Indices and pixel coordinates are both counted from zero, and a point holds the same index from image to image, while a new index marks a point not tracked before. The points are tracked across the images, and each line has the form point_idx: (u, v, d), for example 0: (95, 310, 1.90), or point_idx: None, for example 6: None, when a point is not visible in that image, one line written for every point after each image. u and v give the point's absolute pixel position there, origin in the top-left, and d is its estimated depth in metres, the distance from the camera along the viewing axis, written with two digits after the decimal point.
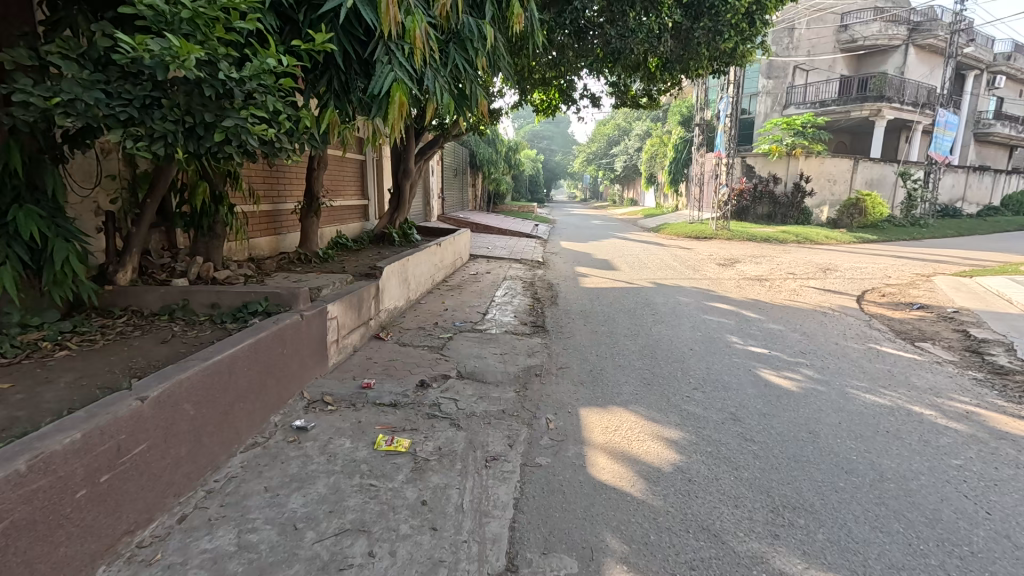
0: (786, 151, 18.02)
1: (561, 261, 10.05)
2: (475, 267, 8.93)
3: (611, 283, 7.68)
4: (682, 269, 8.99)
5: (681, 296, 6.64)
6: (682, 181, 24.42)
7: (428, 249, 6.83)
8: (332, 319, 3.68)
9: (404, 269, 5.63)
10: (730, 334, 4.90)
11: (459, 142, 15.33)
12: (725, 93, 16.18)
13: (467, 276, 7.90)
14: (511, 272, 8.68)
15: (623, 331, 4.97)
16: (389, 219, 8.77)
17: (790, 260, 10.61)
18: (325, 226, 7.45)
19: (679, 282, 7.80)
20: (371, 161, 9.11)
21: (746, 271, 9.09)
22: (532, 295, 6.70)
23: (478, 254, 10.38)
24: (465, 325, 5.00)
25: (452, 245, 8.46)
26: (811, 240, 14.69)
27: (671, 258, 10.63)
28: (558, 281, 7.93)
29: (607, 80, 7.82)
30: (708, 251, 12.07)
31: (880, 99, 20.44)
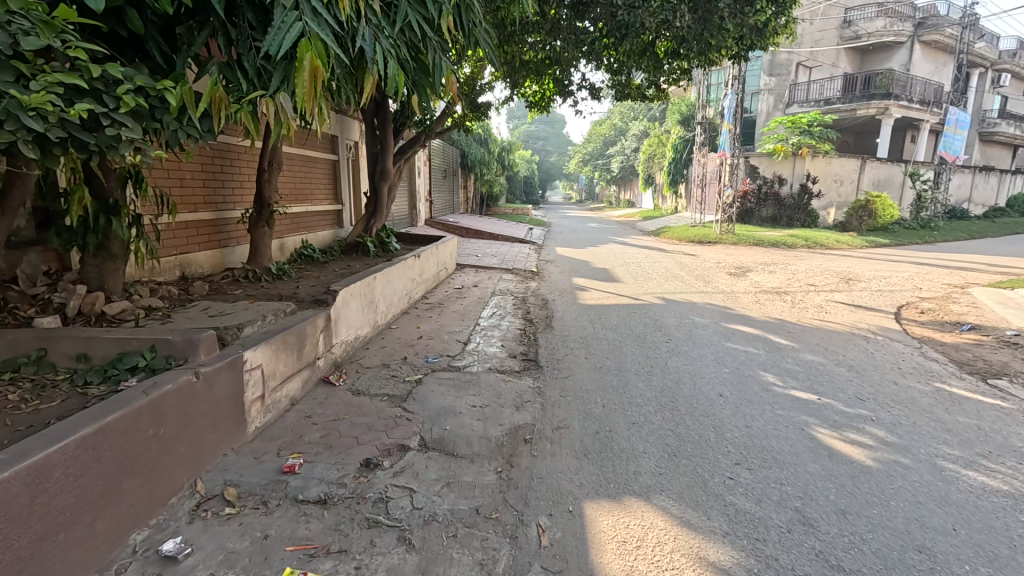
0: (793, 151, 17.21)
1: (556, 271, 9.15)
2: (461, 280, 8.02)
3: (613, 298, 6.79)
4: (691, 280, 8.11)
5: (695, 316, 5.75)
6: (681, 181, 23.60)
7: (404, 262, 5.92)
8: (252, 369, 2.76)
9: (371, 290, 4.73)
10: (764, 370, 4.01)
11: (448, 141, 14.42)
12: (729, 89, 15.34)
13: (451, 291, 6.99)
14: (500, 285, 7.77)
15: (633, 367, 4.07)
16: (364, 226, 7.87)
17: (805, 268, 9.76)
18: (289, 235, 6.55)
19: (691, 296, 6.91)
20: (344, 162, 8.23)
21: (761, 282, 8.22)
22: (523, 316, 5.79)
23: (465, 263, 9.46)
24: (440, 361, 4.10)
25: (435, 256, 7.55)
26: (821, 245, 13.84)
27: (677, 267, 9.76)
28: (554, 296, 7.03)
29: (608, 69, 6.97)
30: (716, 258, 11.21)
31: (888, 96, 19.65)
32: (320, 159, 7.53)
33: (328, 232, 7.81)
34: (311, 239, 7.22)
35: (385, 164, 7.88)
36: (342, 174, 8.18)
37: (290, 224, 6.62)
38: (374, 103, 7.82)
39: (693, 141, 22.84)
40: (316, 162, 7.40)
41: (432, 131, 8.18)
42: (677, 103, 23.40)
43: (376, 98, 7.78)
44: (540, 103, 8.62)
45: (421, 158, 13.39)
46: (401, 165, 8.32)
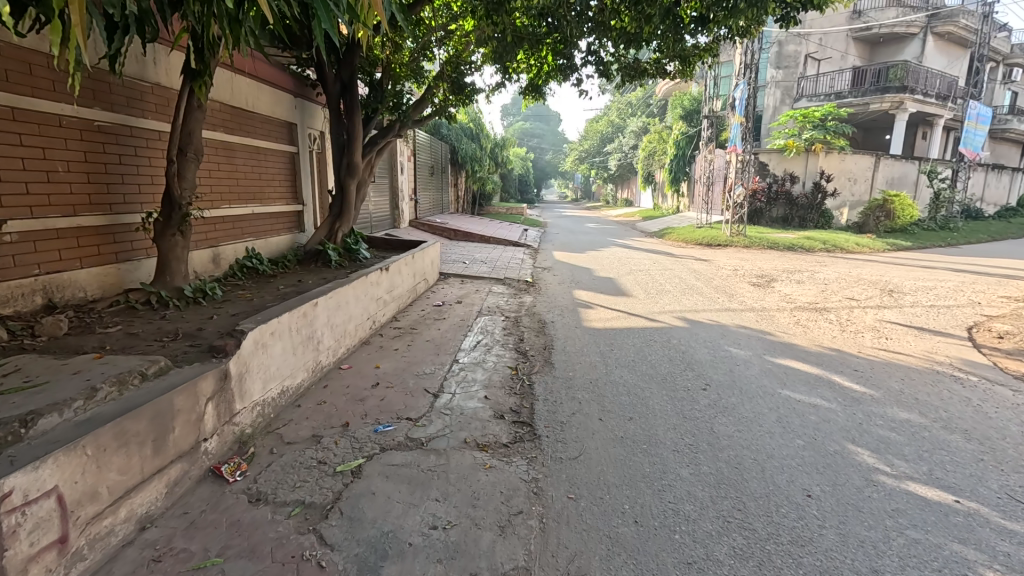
0: (806, 146, 16.07)
1: (555, 281, 7.99)
2: (443, 294, 6.85)
3: (624, 318, 5.62)
4: (712, 294, 6.97)
5: (731, 347, 4.57)
6: (683, 179, 22.54)
7: (366, 278, 4.72)
8: (27, 506, 1.55)
9: (309, 321, 3.52)
10: (852, 443, 2.84)
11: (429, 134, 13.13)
12: (739, 79, 14.13)
13: (429, 311, 5.82)
14: (489, 300, 6.59)
15: (669, 437, 2.89)
16: (328, 230, 6.65)
17: (835, 277, 8.64)
18: (226, 243, 5.32)
19: (717, 316, 5.79)
20: (306, 155, 7.02)
21: (792, 296, 7.06)
22: (515, 346, 4.61)
23: (451, 271, 8.29)
24: (396, 429, 2.90)
25: (411, 267, 6.36)
26: (840, 248, 12.78)
27: (692, 276, 8.60)
28: (552, 315, 5.84)
29: (617, 41, 5.83)
30: (731, 265, 10.07)
31: (903, 90, 18.61)
32: (274, 151, 6.32)
33: (284, 237, 6.59)
34: (260, 246, 6.00)
35: (353, 157, 6.69)
36: (303, 169, 6.96)
37: (228, 230, 5.39)
38: (339, 85, 6.64)
39: (696, 137, 21.69)
40: (268, 155, 6.19)
41: (410, 117, 6.94)
42: (679, 97, 22.21)
43: (341, 78, 6.60)
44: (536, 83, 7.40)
45: (403, 154, 12.21)
46: (373, 160, 7.14)
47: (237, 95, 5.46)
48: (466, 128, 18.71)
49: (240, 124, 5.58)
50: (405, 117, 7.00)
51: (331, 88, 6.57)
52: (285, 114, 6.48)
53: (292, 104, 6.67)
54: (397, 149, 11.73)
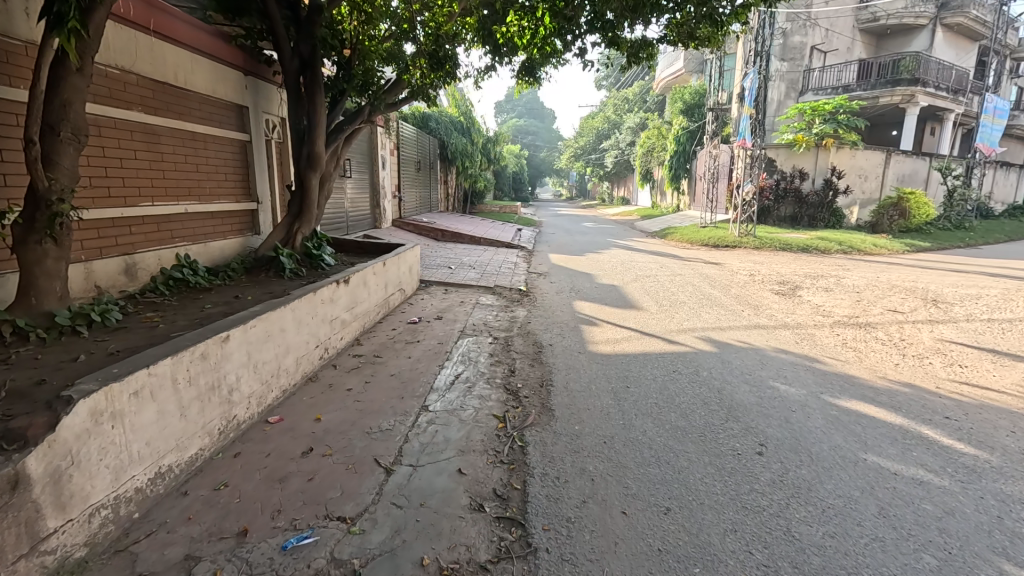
0: (815, 141, 15.15)
1: (553, 290, 7.02)
2: (421, 307, 5.87)
3: (635, 340, 4.63)
4: (734, 306, 6.03)
5: (776, 383, 3.60)
6: (683, 177, 21.63)
7: (316, 294, 3.71)
8: None
9: (215, 366, 2.52)
10: (1006, 561, 1.88)
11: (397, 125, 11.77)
12: (749, 68, 13.04)
13: (400, 331, 4.83)
14: (475, 314, 5.59)
15: (729, 552, 1.91)
16: (285, 232, 5.66)
17: (865, 284, 7.73)
18: (145, 249, 4.31)
19: (745, 336, 4.84)
20: (260, 143, 5.99)
21: (825, 308, 6.12)
22: (503, 383, 3.61)
23: (434, 278, 7.29)
24: (317, 543, 1.91)
25: (383, 276, 5.37)
26: (857, 249, 11.90)
27: (705, 283, 7.64)
28: (550, 334, 4.84)
29: (628, 10, 4.92)
30: (745, 270, 9.13)
31: (915, 83, 17.87)
32: (217, 138, 5.29)
33: (232, 240, 5.57)
34: (198, 252, 4.98)
35: (315, 146, 5.67)
36: (256, 160, 5.94)
37: (150, 233, 4.38)
38: (298, 61, 5.62)
39: (698, 133, 20.75)
40: (209, 141, 5.16)
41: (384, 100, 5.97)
42: (678, 91, 21.44)
43: (301, 53, 5.59)
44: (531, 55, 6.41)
45: (385, 147, 11.18)
46: (341, 150, 6.12)
47: (159, 64, 4.40)
48: (456, 121, 17.66)
49: (166, 102, 4.55)
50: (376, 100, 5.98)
51: (289, 64, 5.54)
52: (231, 94, 5.45)
53: (241, 83, 5.63)
54: (377, 141, 10.69)
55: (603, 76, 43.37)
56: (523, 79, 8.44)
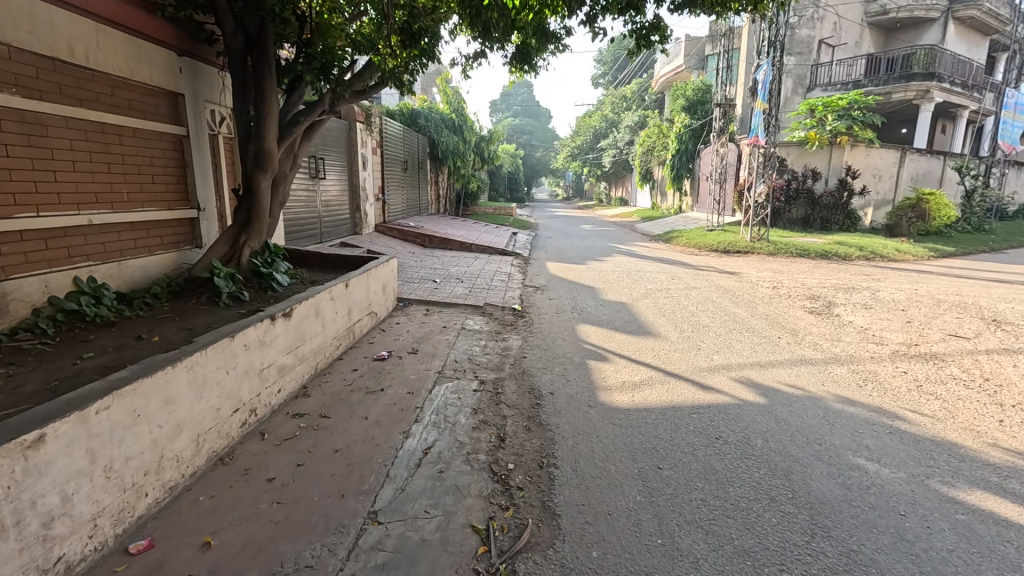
0: (829, 139, 14.28)
1: (552, 308, 6.06)
2: (395, 334, 4.91)
3: (659, 385, 3.66)
4: (769, 331, 5.08)
5: (860, 460, 2.65)
6: (686, 177, 20.75)
7: (232, 339, 2.72)
8: None
9: (7, 493, 1.53)
10: None
11: (380, 122, 10.79)
12: (761, 59, 12.09)
13: (363, 373, 3.85)
14: (459, 344, 4.62)
15: None
16: (229, 246, 4.66)
17: (907, 298, 6.80)
18: (23, 274, 3.32)
19: (793, 376, 3.90)
20: (200, 138, 4.99)
21: (874, 333, 5.18)
22: (488, 463, 2.63)
23: (414, 295, 6.31)
24: None
25: (346, 299, 4.39)
26: (881, 255, 11.00)
27: (725, 298, 6.71)
28: (550, 376, 3.86)
29: None
30: (765, 281, 8.21)
31: (930, 77, 17.11)
32: (139, 129, 4.28)
33: (163, 256, 4.57)
34: (111, 273, 3.99)
35: (265, 142, 4.66)
36: (195, 158, 4.94)
37: (33, 252, 3.40)
38: (243, 37, 4.61)
39: (701, 131, 19.85)
40: (126, 134, 4.16)
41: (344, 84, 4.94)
42: (680, 87, 20.51)
43: (247, 29, 4.59)
44: (527, 29, 5.58)
45: (366, 146, 10.17)
46: (299, 147, 5.11)
47: (41, 31, 3.40)
48: (447, 119, 16.70)
49: (60, 83, 3.56)
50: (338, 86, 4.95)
51: (231, 42, 4.55)
52: (158, 77, 4.44)
53: (173, 64, 4.62)
54: (357, 139, 9.68)
55: (600, 74, 42.51)
56: (516, 65, 7.50)
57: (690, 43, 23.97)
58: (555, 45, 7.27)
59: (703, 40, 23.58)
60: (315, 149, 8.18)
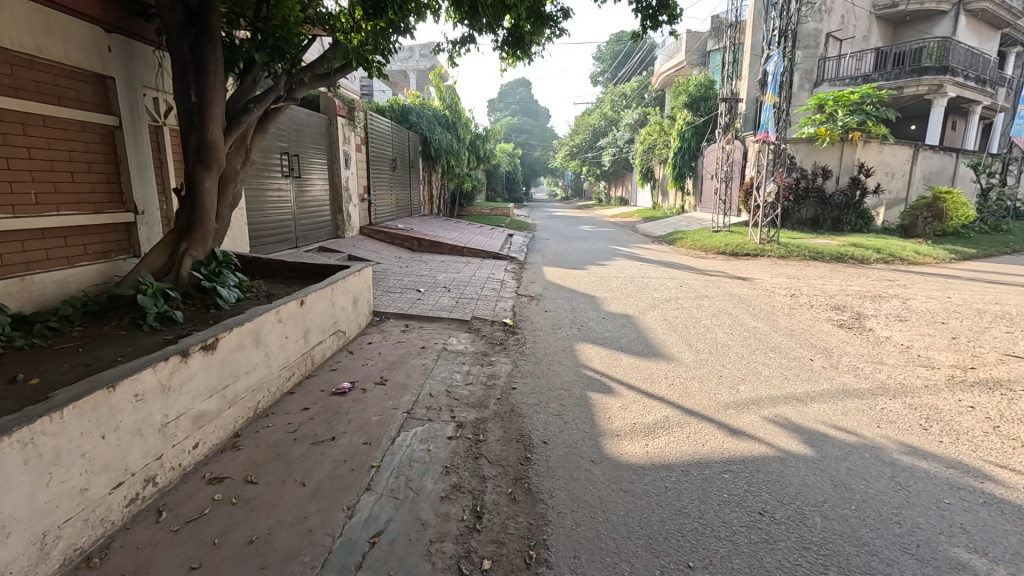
0: (840, 134, 13.68)
1: (548, 323, 5.34)
2: (364, 357, 4.22)
3: (677, 430, 2.96)
4: (798, 352, 4.38)
5: (961, 554, 1.95)
6: (688, 175, 20.08)
7: (113, 390, 2.01)
8: None
9: None
10: None
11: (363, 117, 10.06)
12: (771, 50, 11.35)
13: (314, 413, 3.15)
14: (437, 371, 3.92)
15: None
16: (168, 257, 3.96)
17: (945, 309, 6.11)
18: None
19: (839, 414, 3.19)
20: (137, 130, 4.29)
21: (920, 353, 4.49)
22: (455, 561, 1.94)
23: (392, 307, 5.60)
24: None
25: (303, 320, 3.70)
26: (900, 258, 10.33)
27: (741, 309, 6.01)
28: (544, 416, 3.15)
29: None
30: (782, 288, 7.53)
31: (944, 71, 16.46)
32: (51, 117, 3.56)
33: (86, 268, 3.86)
34: (11, 290, 3.29)
35: (208, 134, 3.94)
36: (132, 154, 4.24)
37: None
38: (183, 10, 3.92)
39: (705, 128, 19.18)
40: (32, 123, 3.45)
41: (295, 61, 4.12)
42: (682, 84, 19.85)
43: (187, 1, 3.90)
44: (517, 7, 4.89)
45: (349, 142, 9.45)
46: (253, 140, 4.40)
47: None
48: (440, 115, 16.01)
49: None
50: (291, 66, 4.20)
51: (168, 15, 3.86)
52: (78, 55, 3.72)
53: (99, 42, 3.91)
54: (338, 135, 8.95)
55: (600, 71, 41.81)
56: (508, 52, 6.79)
57: (692, 39, 23.29)
58: (551, 29, 6.56)
59: (705, 35, 22.89)
60: (291, 145, 7.45)
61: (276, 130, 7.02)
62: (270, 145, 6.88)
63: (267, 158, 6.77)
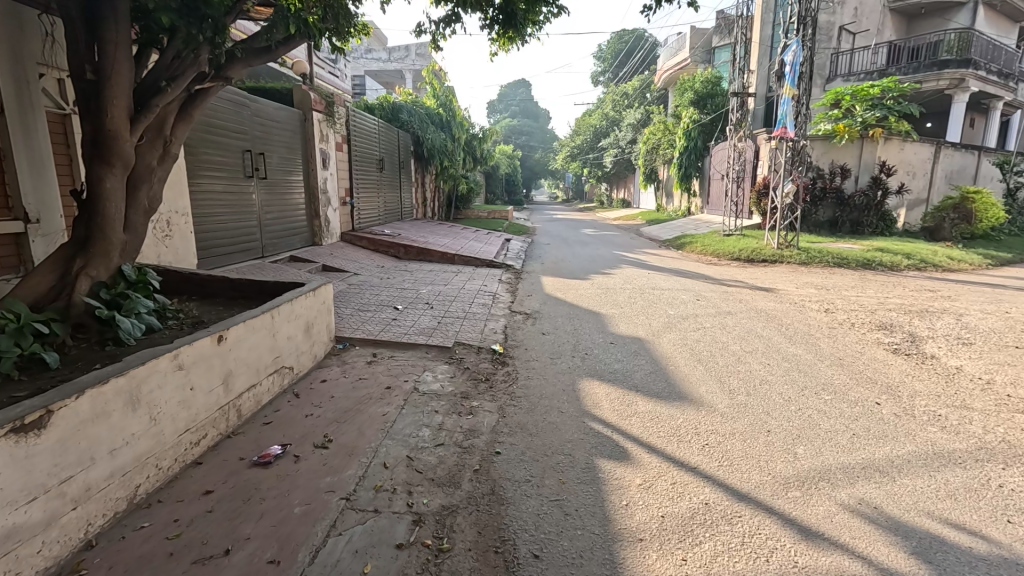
0: (860, 131, 12.85)
1: (545, 349, 4.46)
2: (312, 402, 3.34)
3: (725, 532, 2.07)
4: (858, 393, 3.49)
5: None
6: (694, 176, 19.24)
7: None
8: None
9: None
10: None
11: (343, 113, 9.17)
12: (788, 39, 10.46)
13: (216, 501, 2.26)
14: (400, 425, 3.03)
15: None
16: (60, 277, 3.08)
17: (1011, 328, 5.22)
18: None
19: (945, 495, 2.31)
20: (26, 118, 3.42)
21: (1010, 391, 3.59)
22: None
23: (360, 330, 4.72)
24: None
25: (223, 363, 2.83)
26: (932, 264, 9.45)
27: (773, 329, 5.13)
28: (535, 504, 2.27)
29: None
30: (812, 301, 6.64)
31: (966, 64, 15.53)
32: None
33: None
34: None
35: (108, 119, 3.05)
36: (19, 148, 3.37)
37: None
38: None
39: (711, 127, 18.36)
40: None
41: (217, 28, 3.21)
42: (688, 82, 19.13)
43: None
44: None
45: (328, 140, 8.58)
46: (176, 128, 3.49)
47: None
48: (433, 113, 15.20)
49: None
50: (216, 34, 3.29)
51: None
52: None
53: None
54: (314, 132, 8.08)
55: (600, 71, 41.04)
56: (501, 32, 5.93)
57: (696, 35, 22.45)
58: (549, 8, 5.73)
59: (710, 31, 22.11)
60: (254, 142, 6.60)
61: (234, 125, 6.17)
62: (226, 141, 6.03)
63: (222, 156, 5.92)
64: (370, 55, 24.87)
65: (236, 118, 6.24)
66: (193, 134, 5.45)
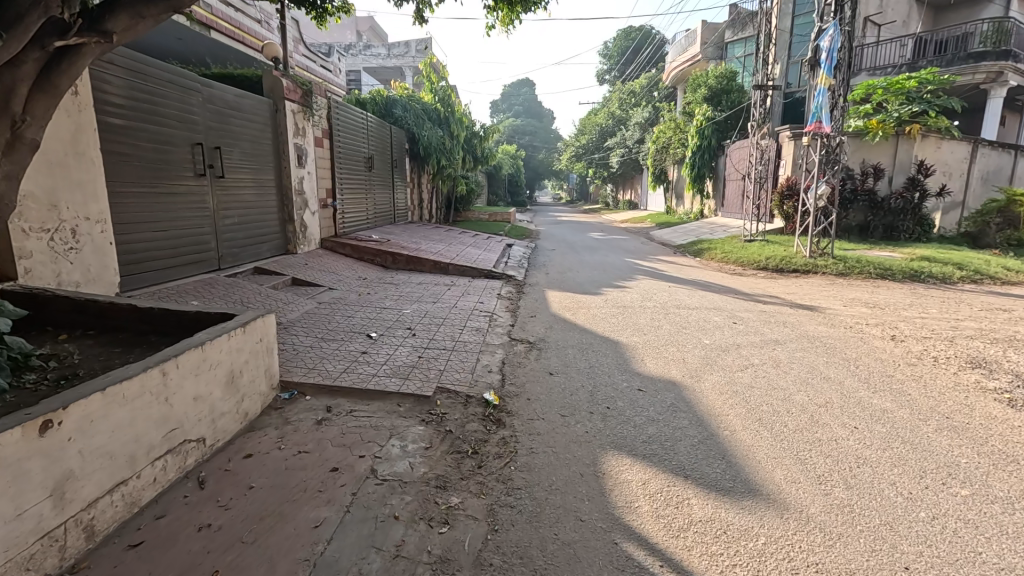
0: (895, 128, 11.74)
1: (553, 399, 3.41)
2: (217, 499, 2.30)
3: None
4: (1008, 485, 2.42)
5: None
6: (707, 176, 18.17)
7: None
8: None
9: None
10: None
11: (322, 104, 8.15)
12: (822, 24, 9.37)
13: None
14: (336, 551, 1.99)
15: None
16: None
17: None
18: None
19: None
20: None
21: None
22: None
23: (316, 371, 3.68)
24: None
25: (49, 464, 1.79)
26: (990, 275, 8.35)
27: (841, 368, 4.07)
28: None
29: None
30: (870, 324, 5.57)
31: (1006, 55, 14.30)
32: None
33: None
34: None
35: None
36: None
37: None
38: None
39: (726, 124, 17.29)
40: None
41: None
42: (701, 77, 18.08)
43: None
44: None
45: (304, 135, 7.56)
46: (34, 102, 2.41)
47: None
48: (430, 109, 14.20)
49: None
50: None
51: None
52: None
53: None
54: (287, 125, 7.06)
55: (606, 69, 39.94)
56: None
57: (708, 31, 21.32)
58: None
59: (722, 27, 21.03)
60: (207, 135, 5.59)
61: (178, 113, 5.16)
62: (168, 132, 5.02)
63: (161, 149, 4.90)
64: (368, 52, 23.67)
65: (182, 105, 5.24)
66: (116, 121, 4.43)
